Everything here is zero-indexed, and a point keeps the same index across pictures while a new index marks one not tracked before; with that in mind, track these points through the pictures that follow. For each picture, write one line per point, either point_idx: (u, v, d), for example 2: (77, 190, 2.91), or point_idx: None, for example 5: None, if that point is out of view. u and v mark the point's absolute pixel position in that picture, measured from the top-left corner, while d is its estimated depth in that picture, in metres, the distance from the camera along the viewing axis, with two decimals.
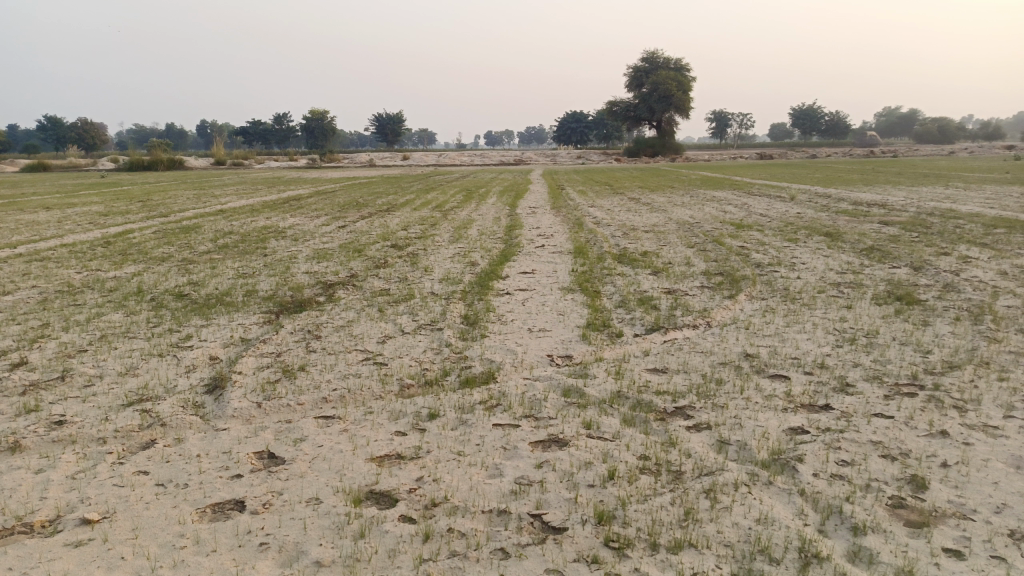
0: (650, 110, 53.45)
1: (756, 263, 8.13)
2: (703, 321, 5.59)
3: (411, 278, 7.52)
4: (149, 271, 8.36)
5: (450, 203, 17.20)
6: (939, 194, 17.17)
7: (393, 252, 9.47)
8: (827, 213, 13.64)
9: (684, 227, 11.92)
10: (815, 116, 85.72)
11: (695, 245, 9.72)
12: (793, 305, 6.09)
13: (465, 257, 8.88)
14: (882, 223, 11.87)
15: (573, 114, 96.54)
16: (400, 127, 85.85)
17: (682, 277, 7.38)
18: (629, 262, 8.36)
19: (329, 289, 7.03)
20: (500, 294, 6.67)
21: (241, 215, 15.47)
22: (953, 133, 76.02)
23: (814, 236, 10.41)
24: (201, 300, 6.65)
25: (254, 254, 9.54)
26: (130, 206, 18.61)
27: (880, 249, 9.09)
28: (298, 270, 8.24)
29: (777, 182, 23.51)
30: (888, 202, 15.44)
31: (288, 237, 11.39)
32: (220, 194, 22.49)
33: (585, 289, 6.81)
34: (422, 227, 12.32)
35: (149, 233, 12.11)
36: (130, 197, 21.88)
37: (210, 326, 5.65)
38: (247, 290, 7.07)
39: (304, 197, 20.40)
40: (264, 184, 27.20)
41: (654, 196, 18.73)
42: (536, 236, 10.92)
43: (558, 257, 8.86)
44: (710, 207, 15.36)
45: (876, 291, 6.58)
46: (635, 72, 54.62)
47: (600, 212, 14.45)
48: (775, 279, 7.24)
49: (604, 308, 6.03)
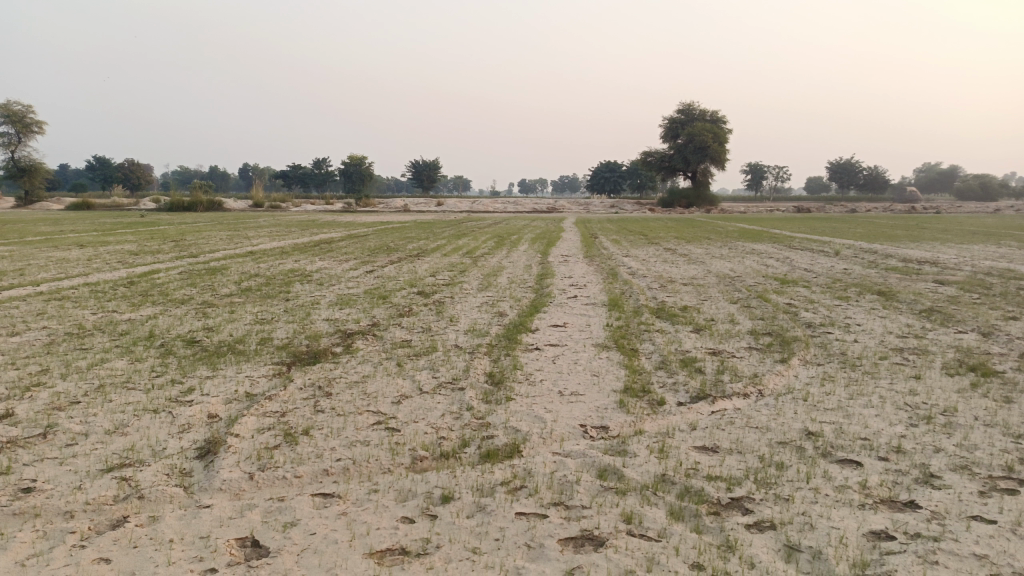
0: (685, 161, 53.25)
1: (806, 323, 7.55)
2: (754, 389, 5.02)
3: (435, 329, 7.08)
4: (165, 314, 8.04)
5: (480, 249, 16.87)
6: (992, 253, 16.40)
7: (419, 299, 9.06)
8: (875, 269, 12.99)
9: (724, 280, 11.38)
10: (853, 170, 84.98)
11: (737, 301, 9.16)
12: (854, 374, 5.49)
13: (494, 307, 8.43)
14: (937, 282, 11.19)
15: (608, 165, 97.29)
16: (435, 173, 87.06)
17: (726, 337, 6.82)
18: (669, 317, 7.83)
19: (347, 339, 6.60)
20: (529, 349, 6.19)
21: (270, 257, 15.29)
22: (996, 191, 74.96)
23: (865, 294, 9.79)
24: (211, 347, 6.27)
25: (276, 298, 9.20)
26: (162, 245, 18.64)
27: (940, 311, 8.44)
28: (319, 317, 7.86)
29: (816, 236, 22.86)
30: (940, 260, 14.74)
31: (313, 281, 11.08)
32: (253, 236, 22.54)
33: (621, 347, 6.29)
34: (450, 273, 11.95)
35: (174, 274, 11.92)
36: (163, 236, 22.01)
37: (215, 378, 5.23)
38: (261, 338, 6.67)
39: (335, 240, 20.34)
40: (297, 227, 27.31)
41: (691, 247, 18.22)
42: (568, 285, 10.48)
43: (592, 309, 8.37)
44: (750, 260, 14.80)
45: (945, 360, 5.95)
46: (670, 123, 54.64)
47: (635, 262, 13.99)
48: (830, 342, 6.63)
49: (643, 370, 5.50)
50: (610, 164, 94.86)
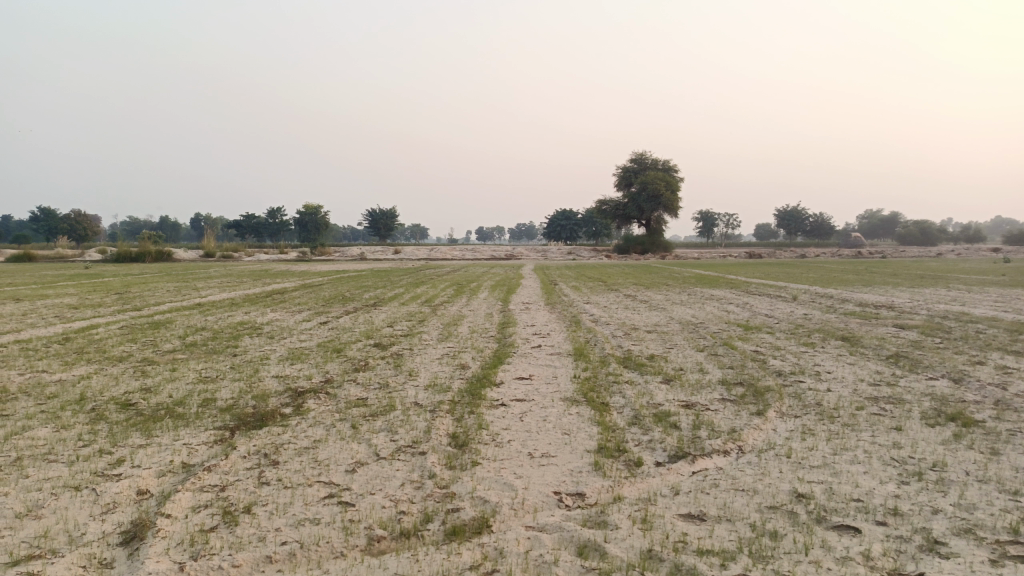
0: (640, 210, 53.99)
1: (776, 372, 7.35)
2: (734, 446, 4.74)
3: (393, 385, 6.66)
4: (100, 374, 7.45)
5: (439, 298, 16.48)
6: (944, 296, 16.68)
7: (375, 352, 8.64)
8: (835, 314, 13.01)
9: (688, 327, 11.22)
10: (800, 217, 87.53)
11: (703, 349, 8.95)
12: (833, 427, 5.25)
13: (454, 359, 8.06)
14: (898, 327, 11.21)
15: (564, 213, 98.46)
16: (392, 222, 86.82)
17: (697, 388, 6.55)
18: (636, 368, 7.56)
19: (297, 399, 6.13)
20: (494, 405, 5.82)
21: (219, 309, 14.67)
22: (936, 235, 77.89)
23: (830, 340, 9.69)
24: (148, 411, 5.74)
25: (222, 354, 8.66)
26: (104, 298, 17.82)
27: (907, 356, 8.35)
28: (267, 373, 7.38)
29: (772, 282, 23.06)
30: (896, 304, 14.88)
31: (263, 334, 10.56)
32: (202, 287, 21.81)
33: (591, 401, 5.97)
34: (408, 324, 11.52)
35: (114, 329, 11.26)
36: (106, 288, 21.16)
37: (149, 447, 4.73)
38: (204, 399, 6.17)
39: (288, 290, 19.74)
40: (249, 277, 26.56)
41: (652, 293, 18.15)
42: (531, 334, 10.17)
43: (557, 359, 8.06)
44: (711, 306, 14.73)
45: (923, 409, 5.76)
46: (624, 172, 55.59)
47: (598, 309, 13.79)
48: (804, 391, 6.43)
49: (615, 426, 5.18)
50: (565, 212, 96.18)
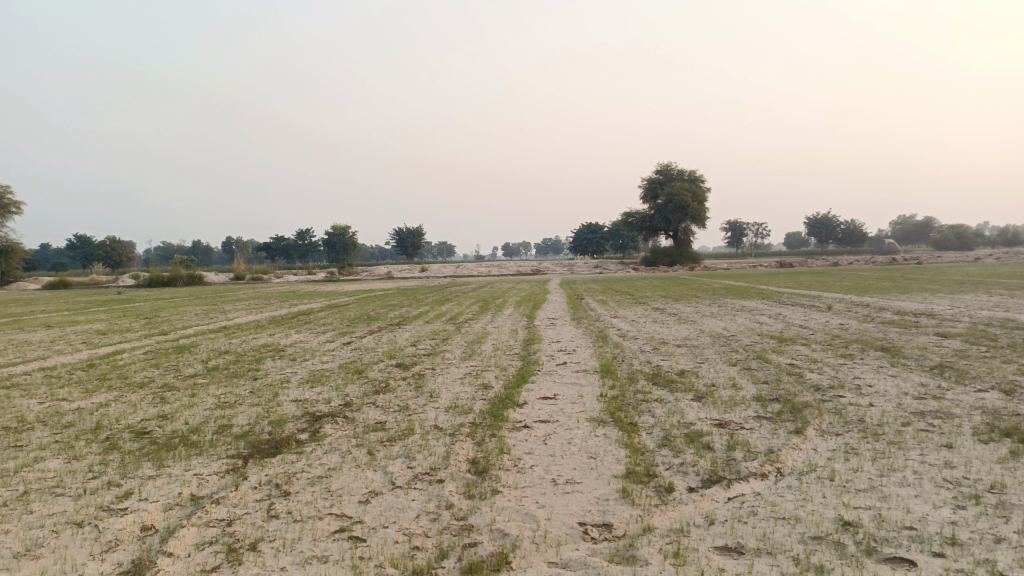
0: (667, 222, 53.52)
1: (814, 386, 7.00)
2: (772, 469, 4.44)
3: (413, 407, 6.45)
4: (119, 401, 7.37)
5: (463, 315, 16.28)
6: (987, 303, 16.09)
7: (397, 373, 8.45)
8: (872, 323, 12.57)
9: (719, 340, 10.88)
10: (831, 225, 86.19)
11: (736, 363, 8.61)
12: (879, 445, 4.91)
13: (477, 378, 7.84)
14: (940, 335, 10.75)
15: (590, 227, 98.18)
16: (419, 240, 87.26)
17: (731, 406, 6.23)
18: (665, 384, 7.28)
19: (315, 424, 5.95)
20: (517, 428, 5.57)
21: (245, 331, 14.65)
22: (972, 238, 76.10)
23: (869, 351, 9.29)
24: (162, 440, 5.60)
25: (243, 378, 8.54)
26: (133, 323, 17.94)
27: (952, 367, 7.94)
28: (286, 397, 7.22)
29: (805, 291, 22.56)
30: (936, 312, 14.35)
31: (286, 356, 10.45)
32: (230, 309, 21.93)
33: (618, 421, 5.69)
34: (432, 343, 11.33)
35: (139, 354, 11.24)
36: (137, 313, 21.40)
37: (159, 478, 4.57)
38: (220, 426, 6.02)
39: (314, 310, 19.75)
40: (276, 298, 26.70)
41: (681, 306, 17.80)
42: (557, 350, 9.92)
43: (583, 377, 7.80)
44: (742, 318, 14.35)
45: (975, 424, 5.39)
46: (650, 184, 55.26)
47: (625, 324, 13.50)
48: (844, 407, 6.08)
49: (644, 449, 4.91)
50: (592, 226, 95.97)
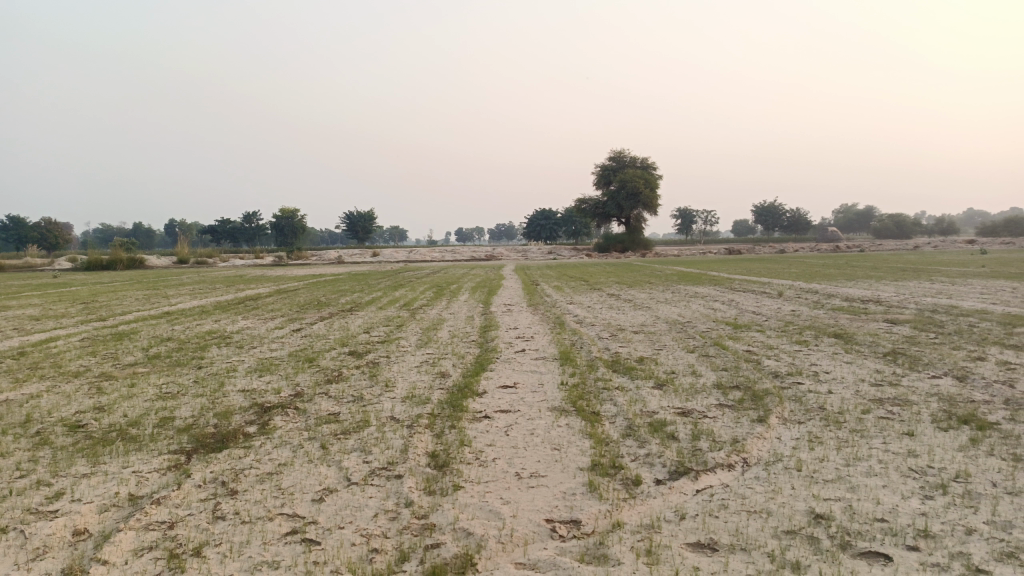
0: (619, 208, 53.79)
1: (773, 373, 6.99)
2: (738, 459, 4.37)
3: (367, 398, 6.20)
4: (52, 392, 6.92)
5: (418, 301, 15.99)
6: (930, 290, 16.55)
7: (351, 361, 8.17)
8: (823, 310, 12.75)
9: (676, 327, 10.87)
10: (778, 213, 88.03)
11: (694, 350, 8.58)
12: (842, 433, 4.89)
13: (434, 366, 7.62)
14: (889, 322, 10.95)
15: (542, 213, 98.30)
16: (371, 225, 86.08)
17: (692, 393, 6.16)
18: (625, 372, 7.18)
19: (264, 416, 5.65)
20: (477, 418, 5.39)
21: (189, 318, 14.10)
22: (910, 228, 78.80)
23: (823, 338, 9.37)
24: (97, 434, 5.24)
25: (187, 367, 8.15)
26: (69, 308, 17.11)
27: (904, 354, 8.05)
28: (234, 387, 6.88)
29: (755, 277, 22.86)
30: (883, 298, 14.67)
31: (233, 344, 10.04)
32: (173, 294, 21.15)
33: (580, 410, 5.56)
34: (386, 329, 11.06)
35: (74, 341, 10.66)
36: (74, 298, 20.48)
37: (94, 477, 4.25)
38: (161, 418, 5.67)
39: (263, 296, 19.18)
40: (222, 283, 25.89)
41: (635, 292, 17.86)
42: (514, 337, 9.76)
43: (542, 364, 7.66)
44: (697, 304, 14.42)
45: (933, 412, 5.42)
46: (603, 170, 55.45)
47: (581, 310, 13.41)
48: (804, 395, 6.07)
49: (609, 439, 4.78)
50: (544, 212, 96.24)
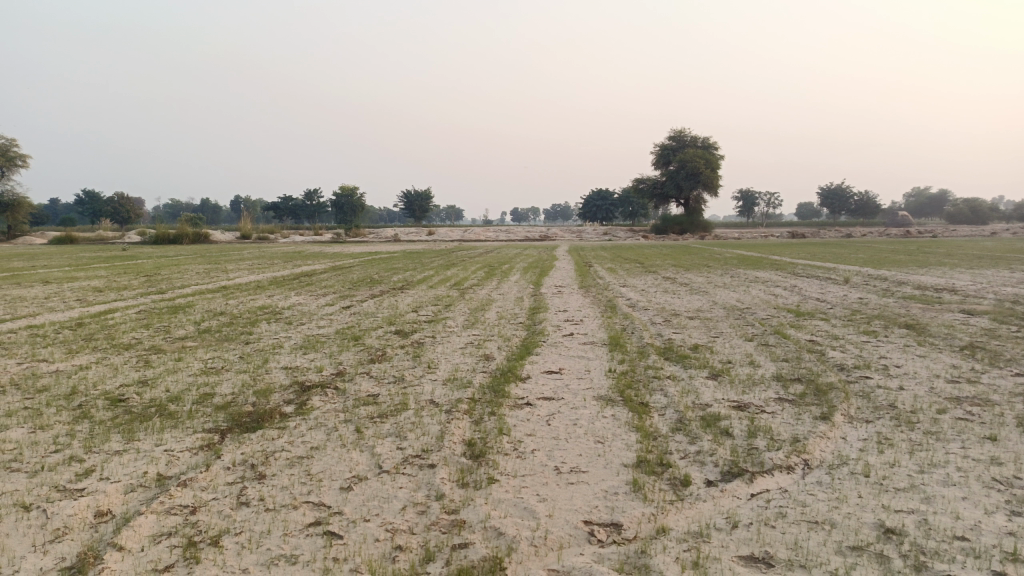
0: (678, 189, 52.58)
1: (838, 366, 6.55)
2: (798, 461, 4.02)
3: (408, 379, 6.03)
4: (101, 364, 6.97)
5: (469, 280, 15.81)
6: (1009, 279, 15.56)
7: (396, 341, 8.03)
8: (893, 298, 12.07)
9: (733, 313, 10.41)
10: (844, 196, 84.90)
11: (752, 338, 8.15)
12: (915, 435, 4.48)
13: (480, 348, 7.42)
14: (966, 313, 10.25)
15: (599, 193, 97.22)
16: (427, 203, 86.58)
17: (749, 386, 5.79)
18: (678, 360, 6.84)
19: (302, 395, 5.54)
20: (518, 405, 5.15)
21: (243, 292, 14.26)
22: (987, 213, 75.07)
23: (893, 329, 8.80)
24: (137, 409, 5.20)
25: (234, 342, 8.15)
26: (131, 281, 17.55)
27: (983, 348, 7.47)
28: (277, 365, 6.81)
29: (820, 263, 21.98)
30: (958, 287, 13.81)
31: (282, 320, 10.04)
32: (232, 269, 21.52)
33: (628, 400, 5.26)
34: (434, 309, 10.93)
35: (131, 313, 10.85)
36: (139, 270, 21.06)
37: (126, 455, 4.17)
38: (201, 395, 5.61)
39: (316, 272, 19.34)
40: (279, 259, 26.32)
41: (692, 275, 17.30)
42: (564, 320, 9.49)
43: (591, 349, 7.38)
44: (757, 289, 13.85)
45: (1018, 414, 4.94)
46: (663, 150, 54.28)
47: (635, 293, 13.05)
48: (873, 390, 5.63)
49: (657, 433, 4.48)
50: (601, 193, 95.18)
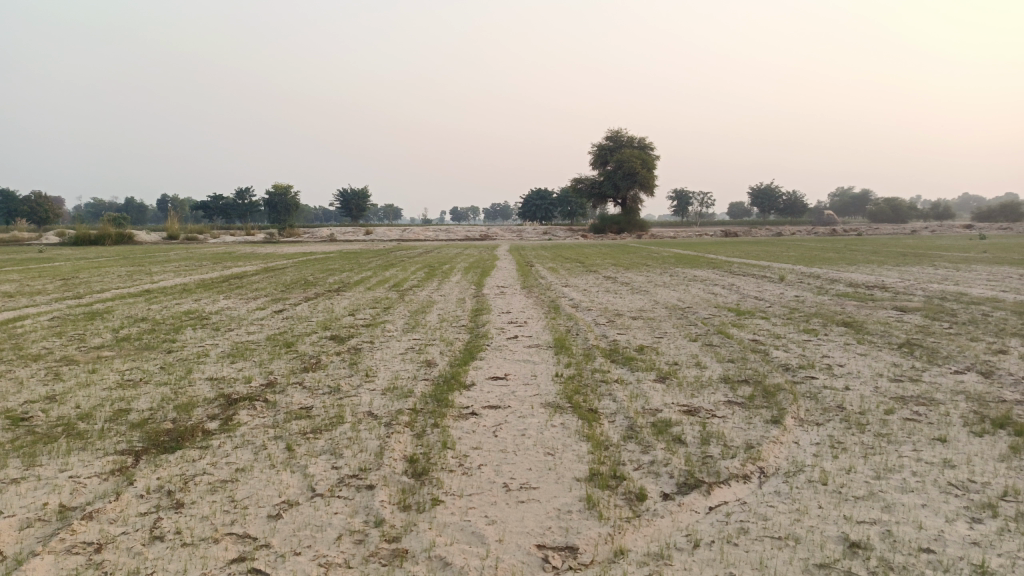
0: (615, 188, 53.07)
1: (784, 366, 6.50)
2: (754, 469, 3.88)
3: (345, 389, 5.69)
4: (4, 378, 6.38)
5: (408, 281, 15.42)
6: (934, 276, 16.09)
7: (331, 347, 7.64)
8: (828, 296, 12.28)
9: (676, 312, 10.38)
10: (774, 196, 87.40)
11: (697, 338, 8.09)
12: (867, 438, 4.41)
13: (421, 354, 7.12)
14: (899, 310, 10.47)
15: (537, 193, 97.64)
16: (365, 203, 85.22)
17: (698, 388, 5.67)
18: (625, 362, 6.69)
19: (229, 409, 5.14)
20: (463, 415, 4.89)
21: (169, 296, 13.54)
22: (907, 213, 78.53)
23: (832, 327, 8.89)
24: (41, 429, 4.72)
25: (156, 351, 7.61)
26: (46, 285, 16.55)
27: (920, 345, 7.57)
28: (202, 375, 6.36)
29: (755, 260, 22.36)
30: (889, 284, 14.17)
31: (210, 325, 9.50)
32: (157, 271, 20.52)
33: (577, 407, 5.06)
34: (372, 312, 10.56)
35: (43, 321, 10.11)
36: (55, 273, 19.86)
37: (23, 484, 3.73)
38: (116, 411, 5.15)
39: (248, 274, 18.61)
40: (209, 260, 25.29)
41: (632, 275, 17.34)
42: (507, 322, 9.27)
43: (536, 353, 7.16)
44: (697, 288, 13.92)
45: (963, 413, 4.94)
46: (600, 150, 54.75)
47: (577, 293, 12.93)
48: (820, 391, 5.58)
49: (609, 442, 4.29)
50: (540, 192, 95.65)
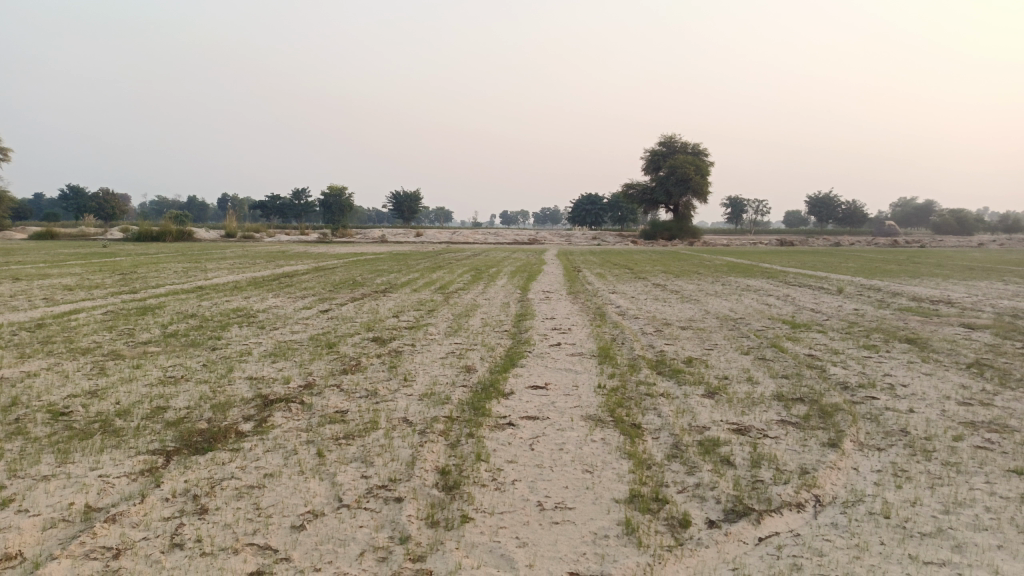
0: (667, 194, 52.31)
1: (841, 385, 6.15)
2: (809, 497, 3.60)
3: (382, 394, 5.57)
4: (52, 371, 6.45)
5: (454, 284, 15.34)
6: (1004, 291, 15.28)
7: (372, 350, 7.56)
8: (889, 310, 11.73)
9: (727, 323, 10.03)
10: (832, 205, 85.08)
11: (748, 351, 7.75)
12: (934, 467, 4.07)
13: (462, 359, 6.97)
14: (967, 327, 9.89)
15: (588, 198, 97.12)
16: (416, 205, 86.01)
17: (749, 406, 5.38)
18: (672, 375, 6.42)
19: (264, 411, 5.07)
20: (499, 426, 4.71)
21: (219, 293, 13.72)
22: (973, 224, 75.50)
23: (894, 343, 8.43)
24: (79, 425, 4.71)
25: (200, 348, 7.64)
26: (105, 279, 16.99)
27: (990, 366, 7.09)
28: (241, 374, 6.32)
29: (811, 271, 21.64)
30: (955, 299, 13.48)
31: (255, 324, 9.55)
32: (211, 268, 20.92)
33: (619, 422, 4.83)
34: (416, 314, 10.48)
35: (96, 315, 10.30)
36: (114, 268, 20.43)
37: (53, 482, 3.69)
38: (153, 409, 5.12)
39: (298, 273, 18.83)
40: (263, 258, 25.71)
41: (682, 283, 16.94)
42: (551, 329, 9.06)
43: (579, 362, 6.94)
44: (749, 298, 13.47)
45: None
46: (652, 155, 54.04)
47: (625, 300, 12.63)
48: (881, 413, 5.22)
49: (652, 461, 4.05)
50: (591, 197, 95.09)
